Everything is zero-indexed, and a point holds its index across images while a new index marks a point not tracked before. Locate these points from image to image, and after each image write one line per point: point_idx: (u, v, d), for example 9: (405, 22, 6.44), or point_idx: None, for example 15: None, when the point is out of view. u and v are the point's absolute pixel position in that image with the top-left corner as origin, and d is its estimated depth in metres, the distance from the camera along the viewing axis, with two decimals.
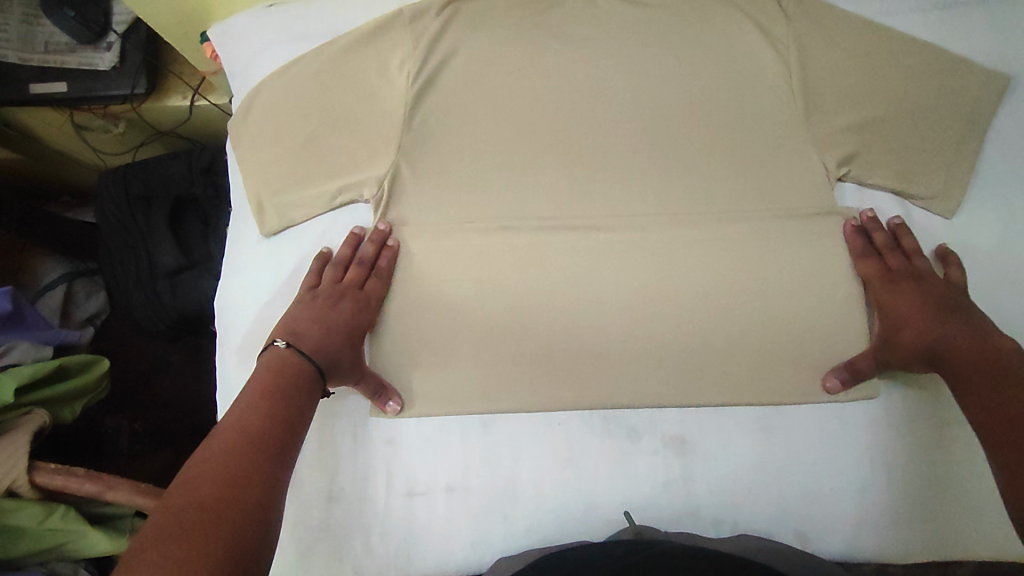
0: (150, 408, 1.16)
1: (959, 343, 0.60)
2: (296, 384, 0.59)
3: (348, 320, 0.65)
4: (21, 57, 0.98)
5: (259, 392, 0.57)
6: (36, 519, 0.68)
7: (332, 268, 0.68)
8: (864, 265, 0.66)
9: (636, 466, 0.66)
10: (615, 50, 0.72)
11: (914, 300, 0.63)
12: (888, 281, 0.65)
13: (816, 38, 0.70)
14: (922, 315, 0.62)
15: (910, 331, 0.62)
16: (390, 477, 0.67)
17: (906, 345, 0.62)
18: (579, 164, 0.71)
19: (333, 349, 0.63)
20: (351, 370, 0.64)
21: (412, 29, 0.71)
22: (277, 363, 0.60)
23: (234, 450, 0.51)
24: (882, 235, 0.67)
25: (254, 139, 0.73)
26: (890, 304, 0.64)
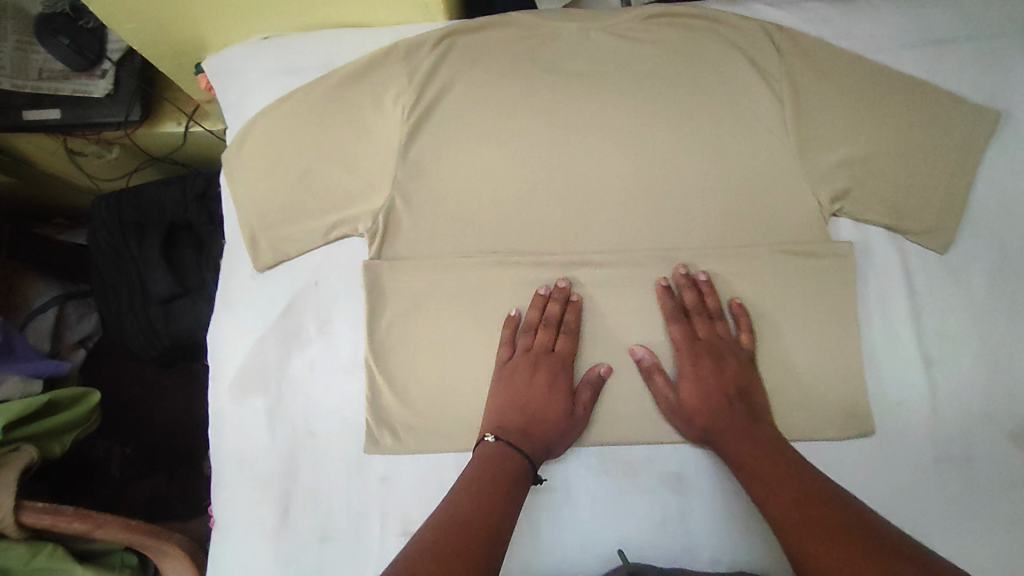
0: (140, 432, 1.14)
1: (734, 442, 0.62)
2: (518, 479, 0.59)
3: (557, 396, 0.65)
4: (14, 84, 0.97)
5: (494, 480, 0.58)
6: (23, 558, 0.68)
7: (525, 335, 0.67)
8: (673, 329, 0.67)
9: (632, 504, 0.66)
10: (610, 84, 0.72)
11: (707, 375, 0.65)
12: (689, 347, 0.67)
13: (808, 74, 0.71)
14: (709, 398, 0.64)
15: (700, 410, 0.64)
16: (383, 516, 0.66)
17: (694, 417, 0.64)
18: (575, 198, 0.71)
19: (549, 434, 0.64)
20: (573, 431, 0.66)
21: (407, 64, 0.71)
22: (504, 454, 0.61)
23: (441, 534, 0.52)
24: (692, 295, 0.68)
25: (248, 173, 0.73)
26: (683, 372, 0.66)
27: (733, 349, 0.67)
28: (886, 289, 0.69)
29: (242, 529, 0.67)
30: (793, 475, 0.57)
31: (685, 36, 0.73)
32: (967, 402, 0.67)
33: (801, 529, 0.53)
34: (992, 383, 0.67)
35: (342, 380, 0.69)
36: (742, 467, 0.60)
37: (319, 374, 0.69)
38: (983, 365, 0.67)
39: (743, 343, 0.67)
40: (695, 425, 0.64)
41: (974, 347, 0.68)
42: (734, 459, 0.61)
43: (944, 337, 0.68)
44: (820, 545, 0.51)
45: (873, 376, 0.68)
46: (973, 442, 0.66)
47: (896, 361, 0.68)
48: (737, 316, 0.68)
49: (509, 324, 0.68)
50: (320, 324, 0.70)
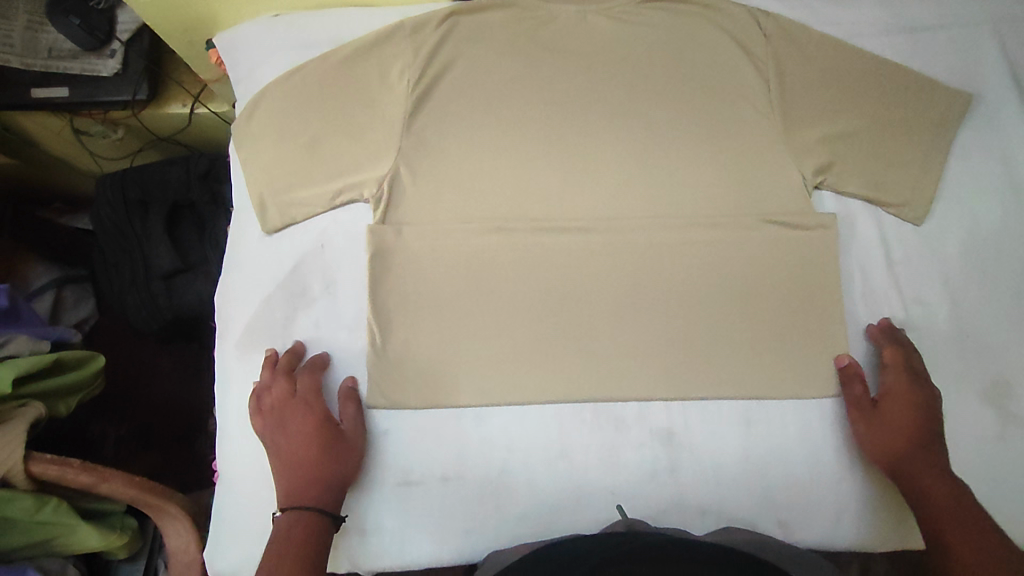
0: (139, 414, 1.17)
1: (931, 484, 0.63)
2: (316, 542, 0.61)
3: (320, 431, 0.66)
4: (24, 62, 1.01)
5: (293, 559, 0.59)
6: (28, 510, 0.69)
7: (266, 400, 0.68)
8: (887, 351, 0.69)
9: (624, 456, 0.69)
10: (604, 64, 0.76)
11: (913, 406, 0.66)
12: (904, 374, 0.67)
13: (792, 57, 0.75)
14: (912, 427, 0.65)
15: (904, 432, 0.65)
16: (385, 467, 0.68)
17: (893, 439, 0.65)
18: (571, 169, 0.74)
19: (327, 469, 0.65)
20: (350, 453, 0.66)
21: (412, 40, 0.75)
22: (298, 524, 0.61)
23: None
24: (904, 339, 0.70)
25: (258, 142, 0.75)
26: (890, 392, 0.67)
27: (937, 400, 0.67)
28: (865, 259, 0.73)
29: (248, 480, 0.70)
30: (984, 536, 0.58)
31: (676, 20, 0.77)
32: (942, 365, 0.70)
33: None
34: (964, 347, 0.71)
35: (345, 339, 0.72)
36: (924, 502, 0.62)
37: (324, 332, 0.72)
38: (956, 330, 0.71)
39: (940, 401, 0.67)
40: (888, 446, 0.65)
41: (947, 313, 0.72)
42: (924, 493, 0.63)
43: (919, 303, 0.72)
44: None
45: (853, 339, 0.72)
46: (947, 402, 0.69)
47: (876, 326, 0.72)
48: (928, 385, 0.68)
49: (252, 396, 0.69)
50: (326, 284, 0.73)
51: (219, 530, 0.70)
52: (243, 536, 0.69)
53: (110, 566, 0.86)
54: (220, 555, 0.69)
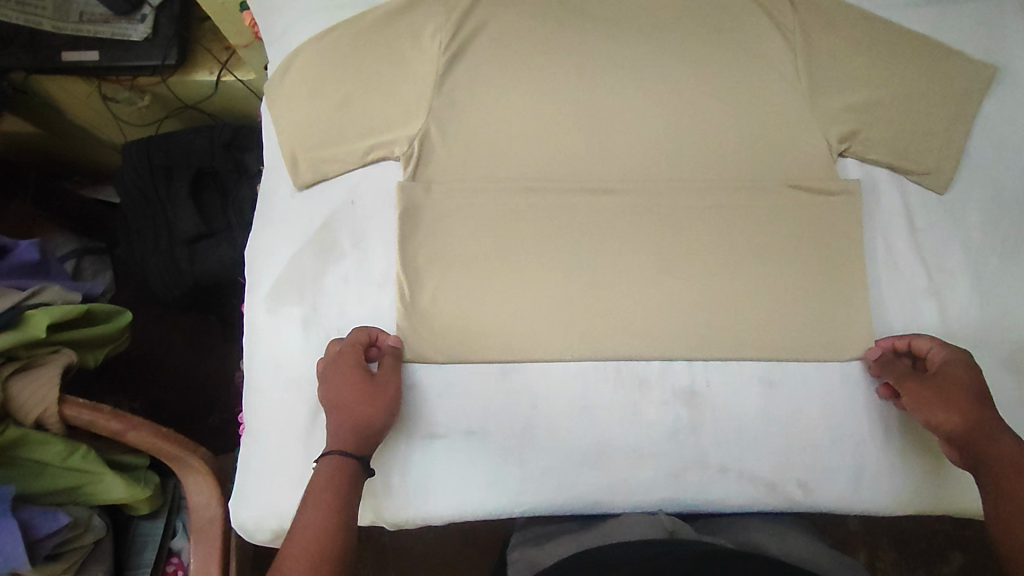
0: (151, 390, 1.17)
1: (1006, 454, 0.61)
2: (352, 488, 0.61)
3: (355, 379, 0.65)
4: (55, 25, 1.03)
5: (328, 505, 0.58)
6: (60, 456, 0.71)
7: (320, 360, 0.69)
8: (921, 340, 0.69)
9: (647, 414, 0.69)
10: (633, 30, 0.77)
11: (964, 380, 0.64)
12: (944, 354, 0.67)
13: (819, 26, 0.76)
14: (967, 400, 0.63)
15: (964, 399, 0.63)
16: (412, 419, 0.69)
17: (952, 408, 0.63)
18: (598, 133, 0.75)
19: (364, 418, 0.64)
20: (379, 394, 0.65)
21: (445, 2, 0.76)
22: (332, 474, 0.60)
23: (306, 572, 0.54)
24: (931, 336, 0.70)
25: (290, 100, 0.77)
26: (942, 365, 0.66)
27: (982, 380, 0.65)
28: (888, 226, 0.74)
29: (274, 431, 0.71)
30: None
31: None
32: (962, 330, 0.71)
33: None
34: (984, 314, 0.72)
35: (372, 294, 0.73)
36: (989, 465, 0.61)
37: (353, 286, 0.73)
38: (976, 296, 0.72)
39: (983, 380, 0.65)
40: (951, 415, 0.63)
41: (969, 280, 0.72)
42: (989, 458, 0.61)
43: (940, 271, 0.73)
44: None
45: (875, 304, 0.72)
46: None
47: (897, 292, 0.73)
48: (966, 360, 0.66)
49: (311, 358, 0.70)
50: (354, 239, 0.74)
51: (245, 478, 0.71)
52: (268, 486, 0.70)
53: (131, 522, 0.87)
54: (243, 505, 0.71)
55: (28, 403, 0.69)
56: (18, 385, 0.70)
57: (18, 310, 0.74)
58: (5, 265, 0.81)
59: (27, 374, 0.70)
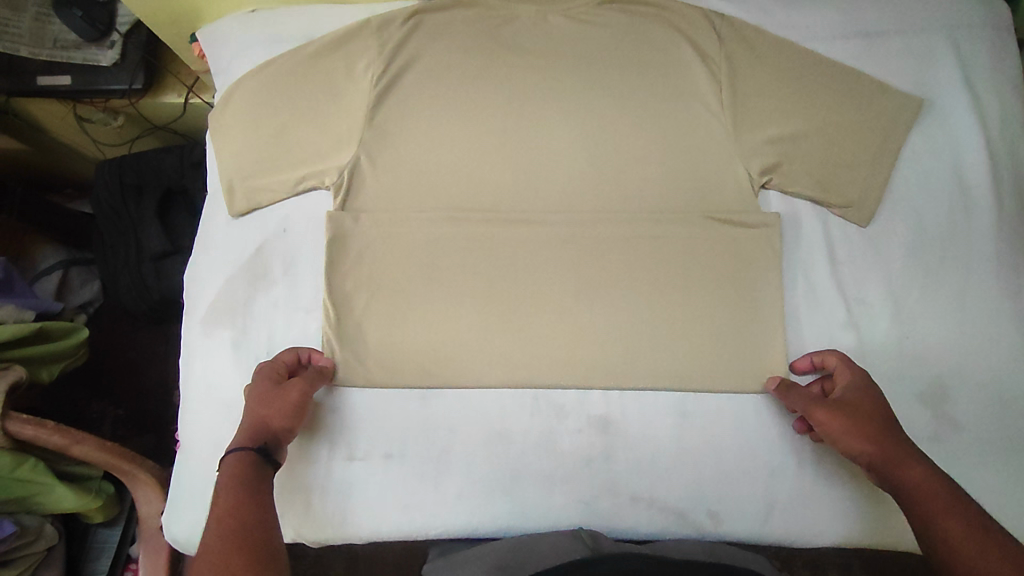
0: (133, 397, 1.24)
1: (907, 461, 0.61)
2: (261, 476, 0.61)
3: (269, 388, 0.68)
4: (31, 51, 1.06)
5: (239, 487, 0.58)
6: (7, 467, 0.75)
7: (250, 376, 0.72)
8: (830, 358, 0.69)
9: (562, 442, 0.71)
10: (562, 62, 0.79)
11: (869, 399, 0.66)
12: (851, 371, 0.68)
13: (744, 59, 0.77)
14: (872, 416, 0.64)
15: (867, 420, 0.64)
16: (332, 442, 0.71)
17: (859, 432, 0.64)
18: (525, 164, 0.77)
19: (271, 417, 0.66)
20: (278, 398, 0.67)
21: (378, 37, 0.78)
22: (235, 467, 0.60)
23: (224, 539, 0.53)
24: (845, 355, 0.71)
25: (229, 130, 0.80)
26: (849, 384, 0.67)
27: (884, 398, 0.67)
28: (809, 258, 0.74)
29: (204, 450, 0.74)
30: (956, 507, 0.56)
31: (634, 21, 0.79)
32: (878, 364, 0.72)
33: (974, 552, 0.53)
34: (902, 348, 0.72)
35: (301, 318, 0.75)
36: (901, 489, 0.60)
37: (283, 310, 0.75)
38: (895, 330, 0.72)
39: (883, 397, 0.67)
40: (859, 437, 0.64)
41: (888, 314, 0.73)
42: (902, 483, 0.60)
43: (860, 304, 0.73)
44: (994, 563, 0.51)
45: (791, 335, 0.73)
46: None
47: (815, 323, 0.73)
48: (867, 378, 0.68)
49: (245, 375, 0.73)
50: (286, 266, 0.77)
51: (177, 494, 0.75)
52: (198, 503, 0.73)
53: (90, 529, 0.91)
54: (176, 522, 0.74)
55: None
56: None
57: None
58: None
59: None
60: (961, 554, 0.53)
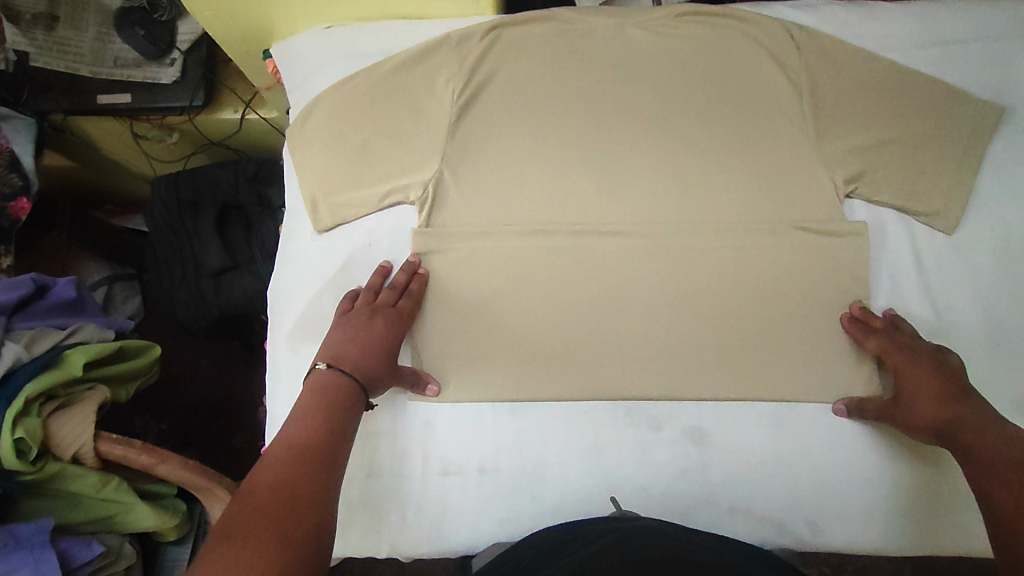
0: (184, 412, 1.24)
1: (980, 430, 0.61)
2: (347, 407, 0.62)
3: (392, 340, 0.69)
4: (92, 70, 1.08)
5: (321, 410, 0.60)
6: (94, 488, 0.73)
7: (370, 291, 0.72)
8: (872, 343, 0.70)
9: (657, 454, 0.71)
10: (641, 75, 0.80)
11: (926, 380, 0.65)
12: (900, 351, 0.68)
13: (824, 69, 0.78)
14: (938, 399, 0.64)
15: (930, 408, 0.64)
16: (426, 457, 0.71)
17: (919, 420, 0.65)
18: (608, 176, 0.78)
19: (380, 372, 0.67)
20: (392, 370, 0.69)
21: (457, 52, 0.79)
22: (336, 388, 0.63)
23: (297, 448, 0.56)
24: (904, 329, 0.70)
25: (311, 147, 0.80)
26: (904, 372, 0.67)
27: (949, 366, 0.66)
28: (896, 267, 0.75)
29: None
30: None
31: (711, 33, 0.80)
32: (973, 371, 0.72)
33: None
34: (995, 355, 0.72)
35: None
36: (975, 462, 0.60)
37: None
38: (987, 337, 0.72)
39: (947, 364, 0.66)
40: (924, 423, 0.65)
41: (979, 321, 0.73)
42: (978, 456, 0.60)
43: (952, 312, 0.73)
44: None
45: None
46: None
47: None
48: (923, 349, 0.67)
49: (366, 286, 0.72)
50: None
51: None
52: None
53: (159, 549, 0.89)
54: None
55: (66, 438, 0.70)
56: (57, 423, 0.70)
57: (59, 349, 0.76)
58: (45, 302, 0.81)
59: (65, 412, 0.71)
60: None
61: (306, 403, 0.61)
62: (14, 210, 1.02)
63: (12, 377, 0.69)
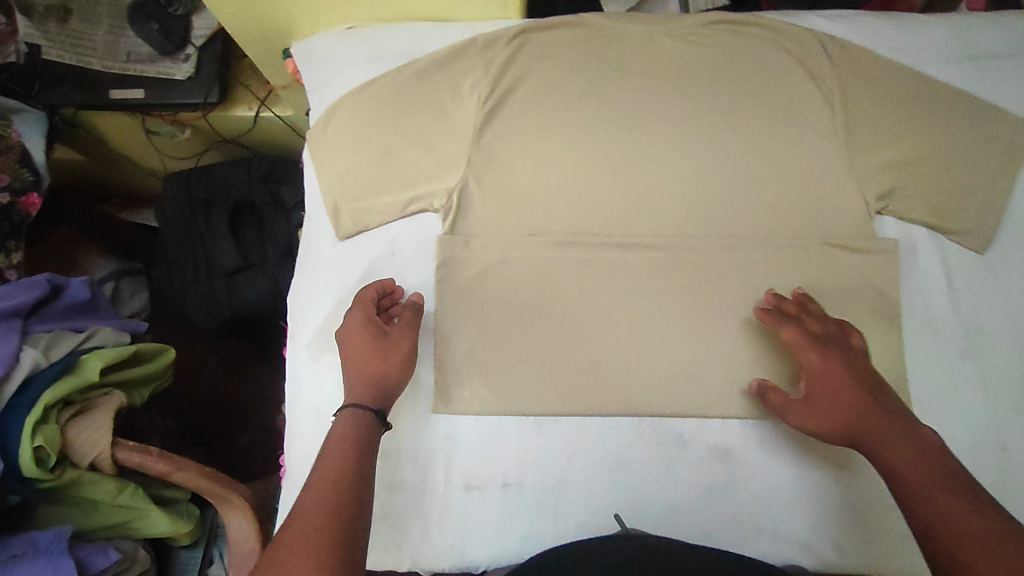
0: (192, 411, 1.24)
1: (896, 443, 0.58)
2: (366, 445, 0.61)
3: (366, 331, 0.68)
4: (104, 64, 1.06)
5: (342, 455, 0.59)
6: (110, 494, 0.72)
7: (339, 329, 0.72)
8: (787, 332, 0.67)
9: (682, 472, 0.70)
10: (670, 83, 0.78)
11: (839, 377, 0.64)
12: (813, 345, 0.66)
13: (857, 82, 0.76)
14: (850, 400, 0.62)
15: (842, 405, 0.62)
16: (448, 470, 0.70)
17: (831, 419, 0.63)
18: (635, 186, 0.76)
19: (369, 362, 0.67)
20: (380, 342, 0.68)
21: (483, 57, 0.78)
22: (348, 428, 0.61)
23: (324, 501, 0.55)
24: (817, 320, 0.68)
25: (333, 151, 0.79)
26: (816, 368, 0.65)
27: (858, 364, 0.65)
28: (928, 286, 0.74)
29: None
30: (956, 502, 0.52)
31: (741, 43, 0.79)
32: (1002, 393, 0.71)
33: (979, 553, 0.49)
34: None
35: None
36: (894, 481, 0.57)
37: None
38: (1017, 359, 0.72)
39: (858, 363, 0.65)
40: (831, 426, 0.63)
41: (1009, 342, 0.72)
42: (896, 469, 0.57)
43: (982, 332, 0.72)
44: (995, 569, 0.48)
45: (914, 364, 0.72)
46: (1006, 430, 0.70)
47: (937, 353, 0.72)
48: (833, 344, 0.66)
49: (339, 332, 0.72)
50: None
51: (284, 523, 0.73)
52: None
53: (172, 552, 0.88)
54: None
55: (84, 445, 0.69)
56: (75, 429, 0.69)
57: (76, 354, 0.75)
58: (59, 305, 0.79)
59: (82, 418, 0.70)
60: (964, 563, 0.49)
61: (327, 448, 0.60)
62: (24, 206, 1.00)
63: (30, 382, 0.68)
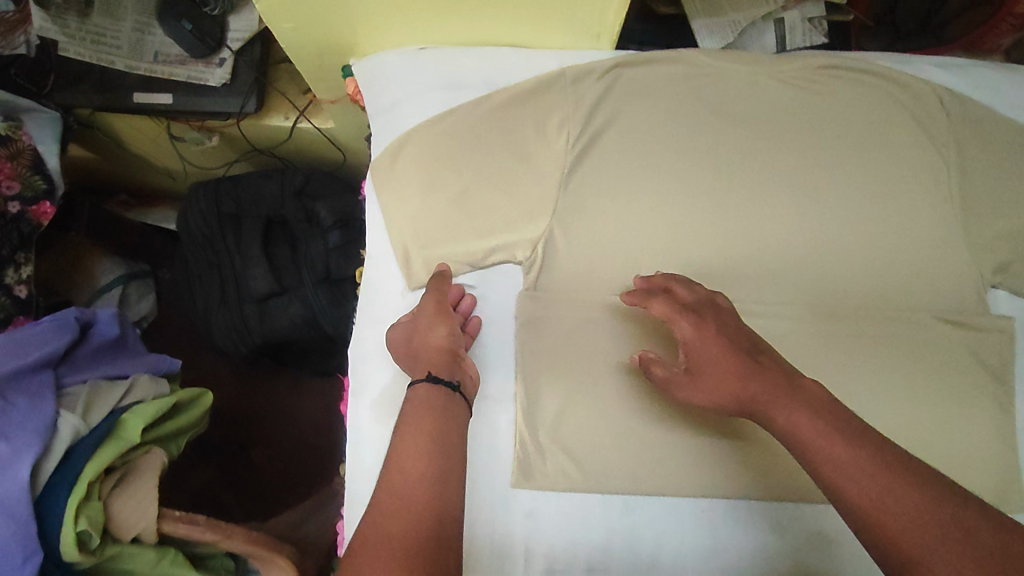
0: (212, 436, 1.17)
1: (783, 401, 0.51)
2: (451, 402, 0.56)
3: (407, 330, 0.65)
4: (128, 65, 0.96)
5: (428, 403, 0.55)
6: (149, 564, 0.64)
7: None
8: (656, 306, 0.60)
9: (779, 561, 0.65)
10: (775, 133, 0.72)
11: (711, 343, 0.56)
12: (681, 314, 0.59)
13: (976, 143, 0.71)
14: (728, 368, 0.55)
15: (723, 374, 0.55)
16: (528, 554, 0.65)
17: (719, 390, 0.55)
18: (736, 246, 0.70)
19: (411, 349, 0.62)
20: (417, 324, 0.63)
21: (574, 93, 0.71)
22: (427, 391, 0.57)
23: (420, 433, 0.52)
24: (682, 286, 0.61)
25: (404, 190, 0.72)
26: (688, 341, 0.58)
27: (722, 323, 0.58)
28: None
29: None
30: (862, 455, 0.46)
31: (852, 91, 0.73)
32: None
33: (893, 507, 0.44)
34: None
35: (489, 405, 0.68)
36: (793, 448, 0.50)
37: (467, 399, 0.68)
38: None
39: (720, 323, 0.58)
40: (720, 396, 0.55)
41: None
42: (791, 437, 0.50)
43: None
44: (914, 519, 0.43)
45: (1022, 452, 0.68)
46: None
47: None
48: (698, 307, 0.59)
49: None
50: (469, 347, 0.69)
51: None
52: None
53: None
54: None
55: (127, 520, 0.61)
56: (117, 501, 0.62)
57: (116, 413, 0.67)
58: (87, 347, 0.72)
59: (124, 486, 0.63)
60: (891, 528, 0.43)
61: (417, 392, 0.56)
62: (35, 215, 0.90)
63: (69, 454, 0.61)
